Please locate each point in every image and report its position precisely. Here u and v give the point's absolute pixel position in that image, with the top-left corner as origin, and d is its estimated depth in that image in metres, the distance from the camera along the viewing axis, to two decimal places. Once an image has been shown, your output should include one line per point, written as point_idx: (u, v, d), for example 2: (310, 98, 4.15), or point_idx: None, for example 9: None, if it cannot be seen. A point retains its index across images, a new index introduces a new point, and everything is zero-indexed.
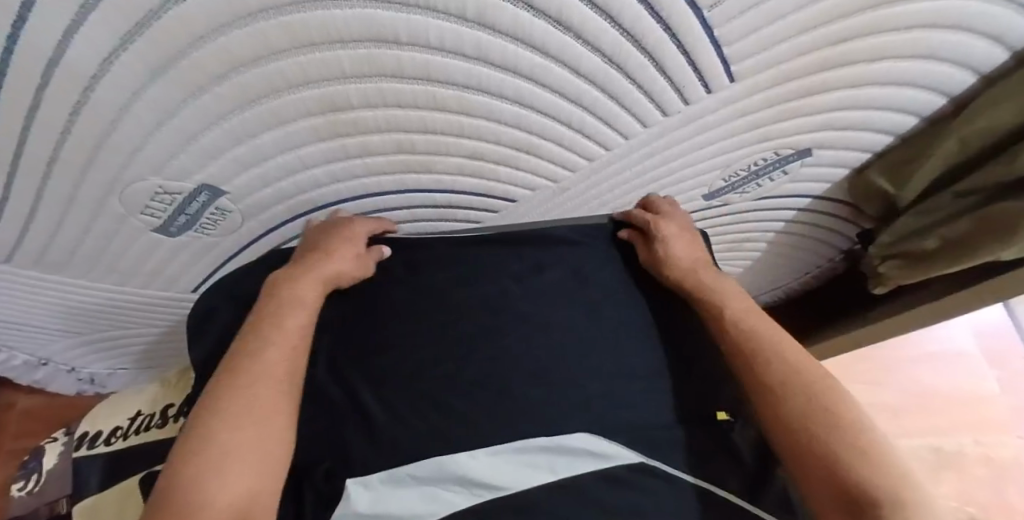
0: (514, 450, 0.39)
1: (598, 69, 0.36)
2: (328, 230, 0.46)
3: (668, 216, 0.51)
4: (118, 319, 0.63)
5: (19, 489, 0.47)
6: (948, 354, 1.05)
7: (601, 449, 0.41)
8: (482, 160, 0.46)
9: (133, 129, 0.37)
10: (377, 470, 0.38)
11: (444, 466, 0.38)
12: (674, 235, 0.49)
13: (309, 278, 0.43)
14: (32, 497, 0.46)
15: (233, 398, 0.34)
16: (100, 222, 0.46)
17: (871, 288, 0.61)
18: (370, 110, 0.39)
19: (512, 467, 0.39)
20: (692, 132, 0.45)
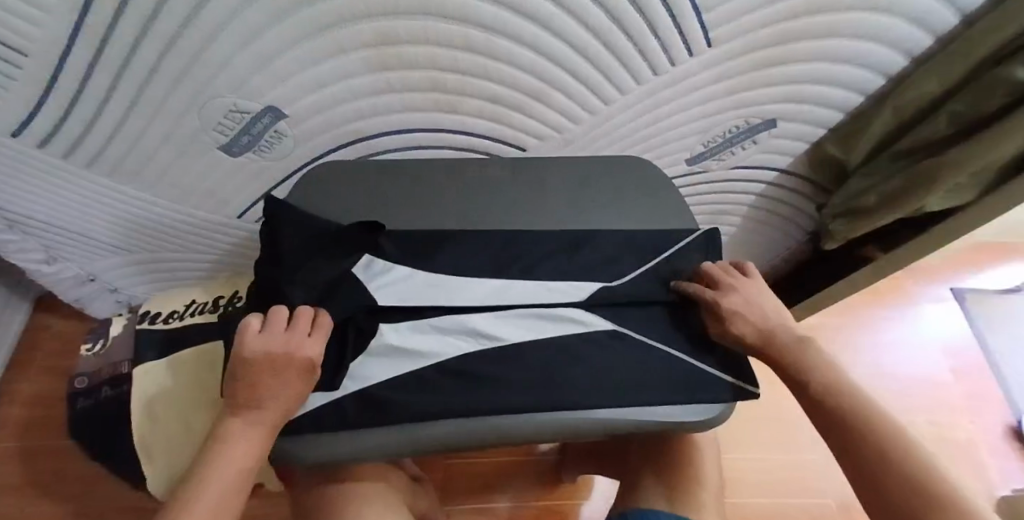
0: (511, 315, 0.43)
1: (602, 23, 0.46)
2: (271, 359, 0.34)
3: (734, 287, 0.43)
4: (166, 240, 0.71)
5: (87, 350, 0.54)
6: (911, 346, 1.14)
7: (583, 318, 0.43)
8: (499, 104, 0.55)
9: (223, 47, 0.45)
10: (405, 318, 0.42)
11: (457, 323, 0.42)
12: (741, 307, 0.42)
13: (228, 446, 0.32)
14: (100, 358, 0.53)
15: None
16: (175, 135, 0.55)
17: (825, 244, 0.71)
18: (417, 47, 0.48)
19: (512, 325, 0.43)
20: (676, 92, 0.54)
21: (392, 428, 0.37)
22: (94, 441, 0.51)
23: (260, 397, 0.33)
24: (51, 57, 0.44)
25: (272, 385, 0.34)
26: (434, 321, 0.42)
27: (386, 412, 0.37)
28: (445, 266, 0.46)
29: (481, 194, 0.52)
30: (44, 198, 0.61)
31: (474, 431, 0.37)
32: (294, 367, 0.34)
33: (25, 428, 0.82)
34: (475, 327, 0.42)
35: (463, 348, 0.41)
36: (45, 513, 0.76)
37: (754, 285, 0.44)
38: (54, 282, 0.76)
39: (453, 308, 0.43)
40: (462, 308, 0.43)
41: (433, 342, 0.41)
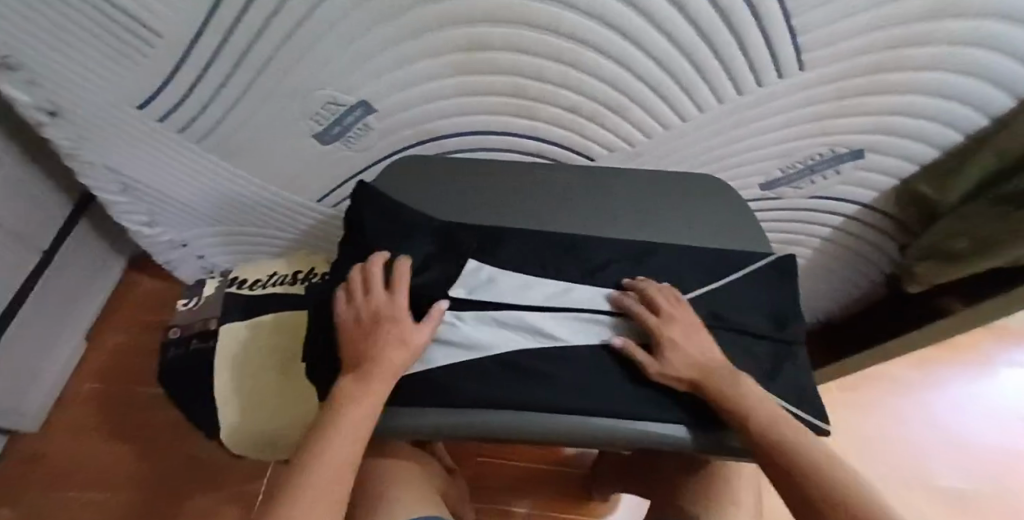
0: (574, 318, 0.43)
1: (692, 41, 0.46)
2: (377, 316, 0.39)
3: (672, 315, 0.39)
4: (252, 216, 0.77)
5: (183, 305, 0.59)
6: (990, 410, 1.05)
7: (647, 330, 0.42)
8: (576, 112, 0.57)
9: (332, 43, 0.49)
10: (470, 310, 0.43)
11: (520, 320, 0.42)
12: (683, 341, 0.38)
13: (355, 403, 0.34)
14: (191, 313, 0.58)
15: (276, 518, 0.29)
16: (275, 120, 0.59)
17: (909, 286, 0.69)
18: (505, 53, 0.50)
19: (575, 327, 0.42)
20: (759, 114, 0.54)
21: (451, 408, 0.37)
22: (175, 391, 0.55)
23: (373, 350, 0.37)
24: (186, 42, 0.50)
25: (383, 340, 0.37)
26: (497, 315, 0.43)
27: (449, 391, 0.38)
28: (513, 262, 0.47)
29: (552, 197, 0.53)
30: (156, 168, 0.68)
31: (528, 426, 0.36)
32: (400, 322, 0.39)
33: (110, 373, 0.90)
34: (537, 326, 0.42)
35: (522, 344, 0.41)
36: (120, 451, 0.84)
37: (692, 322, 0.40)
38: (152, 244, 0.83)
39: (517, 305, 0.44)
40: (525, 305, 0.44)
41: (495, 334, 0.42)
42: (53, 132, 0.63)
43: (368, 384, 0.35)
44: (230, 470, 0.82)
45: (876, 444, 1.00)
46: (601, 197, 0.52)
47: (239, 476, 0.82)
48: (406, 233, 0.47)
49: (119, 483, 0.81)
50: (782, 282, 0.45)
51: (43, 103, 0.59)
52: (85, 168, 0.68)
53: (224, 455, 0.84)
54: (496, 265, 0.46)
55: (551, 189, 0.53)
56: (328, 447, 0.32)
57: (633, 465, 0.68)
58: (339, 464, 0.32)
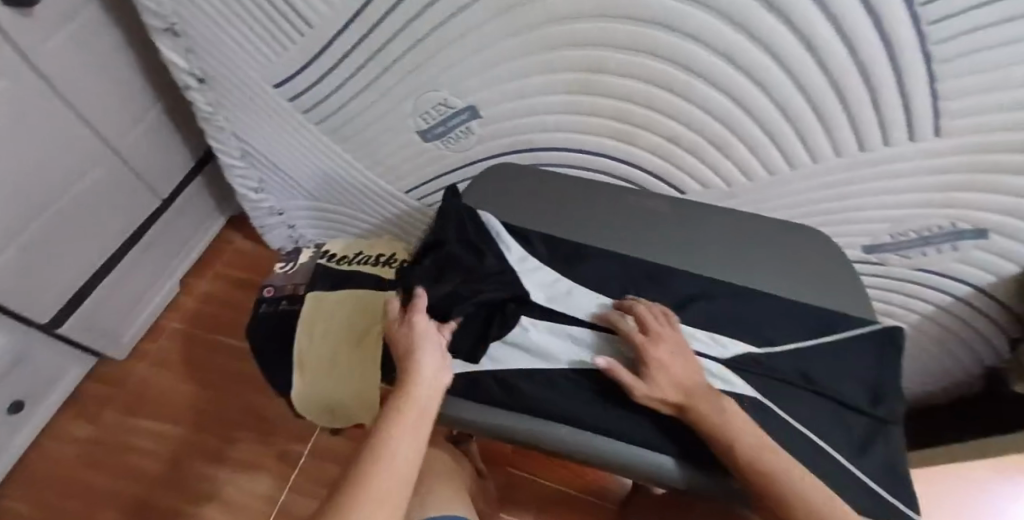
0: None
1: (820, 91, 0.45)
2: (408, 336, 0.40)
3: (661, 335, 0.38)
4: (346, 197, 0.82)
5: (280, 268, 0.64)
6: None
7: (721, 374, 0.40)
8: (676, 144, 0.56)
9: (458, 49, 0.53)
10: (542, 320, 0.43)
11: (591, 339, 0.42)
12: (666, 361, 0.36)
13: (406, 412, 0.35)
14: (285, 275, 0.63)
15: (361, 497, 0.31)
16: (388, 113, 0.63)
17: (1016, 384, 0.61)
18: (619, 78, 0.51)
19: None
20: (876, 174, 0.51)
21: (517, 412, 0.40)
22: (259, 344, 0.59)
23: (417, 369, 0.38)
24: (332, 32, 0.55)
25: (426, 354, 0.39)
26: (571, 329, 0.43)
27: (516, 396, 0.40)
28: (592, 284, 0.46)
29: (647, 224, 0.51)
30: (273, 141, 0.74)
31: (585, 445, 0.38)
32: (438, 338, 0.40)
33: (193, 318, 0.98)
34: (610, 348, 0.41)
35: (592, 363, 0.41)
36: (190, 390, 0.90)
37: (673, 336, 0.39)
38: (252, 209, 0.90)
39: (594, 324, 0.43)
40: (602, 326, 0.43)
41: (567, 349, 0.42)
42: (197, 96, 0.71)
43: (416, 394, 0.36)
44: (280, 428, 0.87)
45: None
46: (696, 231, 0.50)
47: (288, 435, 0.86)
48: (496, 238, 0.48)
49: (184, 418, 0.88)
50: (880, 355, 0.42)
51: (196, 69, 0.67)
52: (215, 131, 0.76)
53: (278, 411, 0.88)
54: (578, 283, 0.46)
55: (646, 214, 0.51)
56: (387, 455, 0.33)
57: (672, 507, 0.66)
58: (398, 474, 0.32)
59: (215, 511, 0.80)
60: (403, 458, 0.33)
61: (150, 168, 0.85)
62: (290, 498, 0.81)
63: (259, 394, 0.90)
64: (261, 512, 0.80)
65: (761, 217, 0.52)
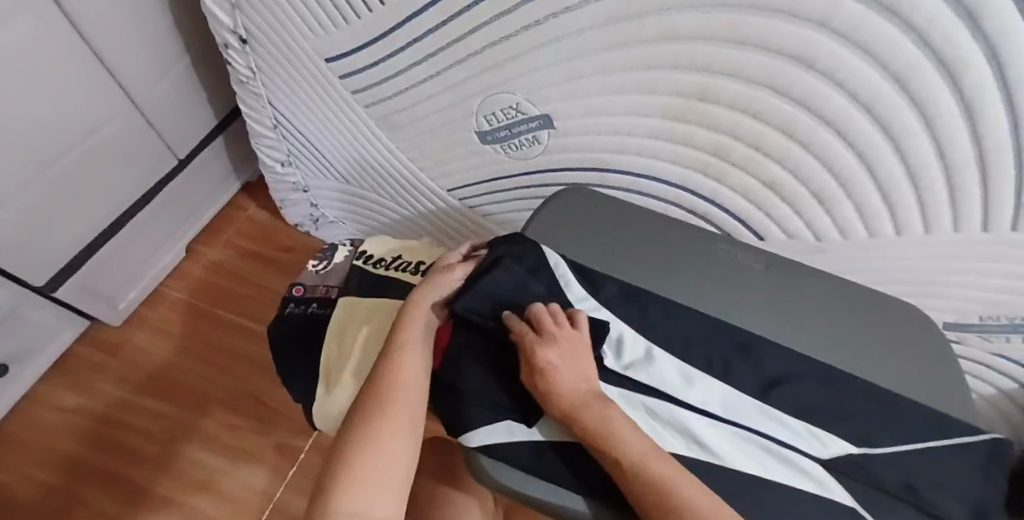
0: (734, 432, 0.37)
1: (961, 163, 0.40)
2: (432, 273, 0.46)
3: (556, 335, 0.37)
4: (383, 187, 0.75)
5: (312, 265, 0.58)
6: None
7: (815, 475, 0.36)
8: (773, 190, 0.51)
9: (549, 54, 0.47)
10: (618, 387, 0.39)
11: (672, 415, 0.38)
12: (557, 358, 0.35)
13: (407, 342, 0.40)
14: (317, 275, 0.57)
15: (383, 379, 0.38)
16: (451, 107, 0.57)
17: None
18: (726, 109, 0.46)
19: (734, 445, 0.37)
20: (991, 258, 0.46)
21: (581, 494, 0.35)
22: (281, 349, 0.53)
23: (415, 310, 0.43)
24: (408, 11, 0.49)
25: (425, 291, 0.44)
26: (651, 403, 0.38)
27: (588, 479, 0.35)
28: (679, 347, 0.41)
29: (734, 282, 0.47)
30: (313, 117, 0.68)
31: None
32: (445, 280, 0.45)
33: (197, 289, 0.92)
34: (696, 432, 0.37)
35: (672, 447, 0.37)
36: (189, 367, 0.85)
37: (573, 341, 0.37)
38: (276, 182, 0.84)
39: (674, 398, 0.38)
40: (681, 402, 0.38)
41: (644, 425, 0.38)
42: (236, 56, 0.65)
43: (410, 340, 0.40)
44: (280, 419, 0.82)
45: None
46: (787, 296, 0.46)
47: (289, 428, 0.81)
48: (564, 284, 0.43)
49: (180, 396, 0.83)
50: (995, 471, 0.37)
51: (240, 28, 0.61)
52: (251, 97, 0.70)
53: (280, 400, 0.83)
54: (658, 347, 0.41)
55: (729, 269, 0.47)
56: (393, 386, 0.37)
57: None
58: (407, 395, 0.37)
59: (205, 502, 0.75)
60: (412, 379, 0.38)
61: (173, 126, 0.78)
62: (286, 497, 0.76)
63: (262, 379, 0.85)
64: (254, 508, 0.75)
65: (856, 288, 0.47)
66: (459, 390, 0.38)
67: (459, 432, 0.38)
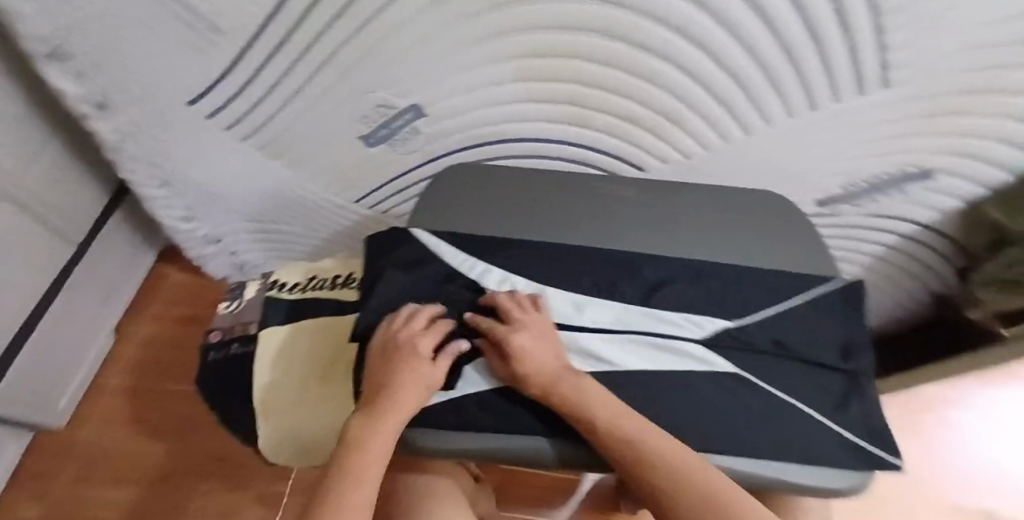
0: (627, 341, 0.41)
1: (770, 58, 0.45)
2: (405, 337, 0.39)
3: (521, 325, 0.39)
4: (289, 216, 0.76)
5: (224, 308, 0.59)
6: None
7: (703, 355, 0.40)
8: (634, 122, 0.57)
9: (393, 46, 0.49)
10: None
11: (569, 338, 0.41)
12: (528, 348, 0.38)
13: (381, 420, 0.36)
14: (231, 315, 0.58)
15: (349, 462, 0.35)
16: (326, 120, 0.58)
17: (971, 312, 0.65)
18: (563, 60, 0.50)
19: (628, 351, 0.41)
20: (824, 137, 0.53)
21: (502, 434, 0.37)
22: (213, 392, 0.55)
23: (404, 367, 0.38)
24: (249, 40, 0.49)
25: (414, 358, 0.38)
26: None
27: (506, 420, 0.38)
28: (574, 282, 0.45)
29: (614, 209, 0.52)
30: (200, 165, 0.68)
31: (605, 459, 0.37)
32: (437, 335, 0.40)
33: (136, 368, 0.90)
34: (591, 348, 0.41)
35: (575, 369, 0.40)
36: (145, 445, 0.84)
37: (540, 325, 0.40)
38: (185, 240, 0.83)
39: (568, 325, 0.42)
40: (574, 328, 0.42)
41: None
42: (99, 124, 0.64)
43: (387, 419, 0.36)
44: (252, 469, 0.82)
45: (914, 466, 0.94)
46: (662, 208, 0.52)
47: (262, 476, 0.81)
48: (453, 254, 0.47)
49: (142, 478, 0.81)
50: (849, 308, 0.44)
51: (94, 95, 0.60)
52: (129, 163, 0.69)
53: (245, 452, 0.83)
54: (548, 284, 0.45)
55: (606, 201, 0.53)
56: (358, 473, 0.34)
57: None
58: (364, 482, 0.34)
59: None
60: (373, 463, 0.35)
61: (58, 210, 0.76)
62: None
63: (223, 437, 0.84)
64: None
65: (716, 191, 0.54)
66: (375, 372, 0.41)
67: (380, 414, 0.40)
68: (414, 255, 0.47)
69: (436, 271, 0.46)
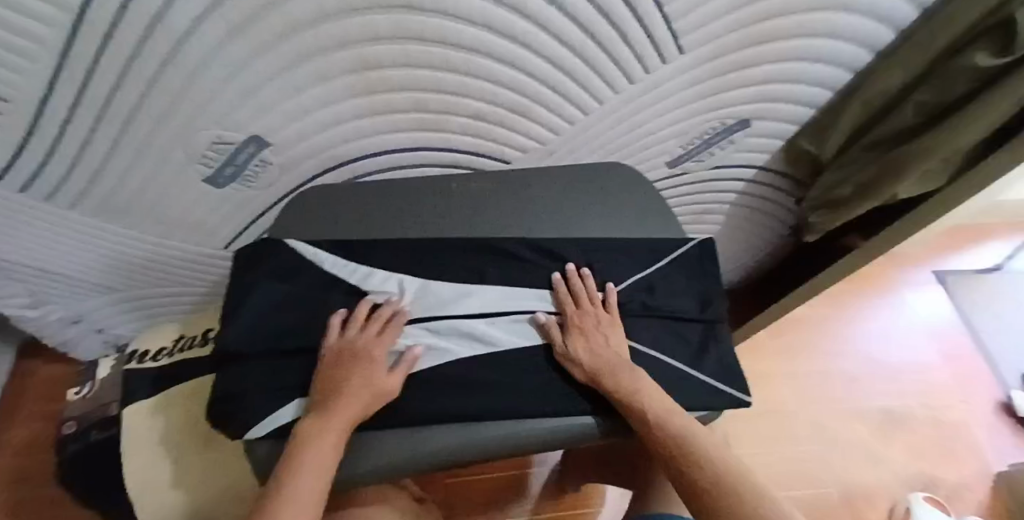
0: (508, 320, 0.45)
1: (579, 39, 0.49)
2: (352, 347, 0.40)
3: (591, 311, 0.44)
4: (153, 276, 0.70)
5: (76, 394, 0.55)
6: (912, 348, 1.11)
7: (577, 324, 0.46)
8: (482, 119, 0.57)
9: (203, 84, 0.44)
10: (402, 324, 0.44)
11: (452, 324, 0.44)
12: (592, 332, 0.43)
13: (330, 417, 0.35)
14: (89, 399, 0.54)
15: (292, 466, 0.33)
16: (159, 173, 0.53)
17: (808, 236, 0.73)
18: (389, 70, 0.48)
19: (509, 328, 0.44)
20: (651, 101, 0.58)
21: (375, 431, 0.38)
22: (84, 484, 0.51)
23: (358, 366, 0.38)
24: (31, 107, 0.42)
25: (364, 356, 0.39)
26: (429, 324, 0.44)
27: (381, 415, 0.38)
28: (447, 274, 0.47)
29: (475, 202, 0.53)
30: (30, 244, 0.60)
31: (481, 437, 0.38)
32: (387, 336, 0.41)
33: (12, 482, 0.80)
34: (477, 331, 0.43)
35: (458, 352, 0.42)
36: None
37: (605, 316, 0.45)
38: (38, 327, 0.74)
39: (449, 315, 0.44)
40: (455, 317, 0.44)
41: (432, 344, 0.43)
42: None
43: (337, 416, 0.35)
44: None
45: (818, 381, 1.04)
46: (522, 197, 0.54)
47: None
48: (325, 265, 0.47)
49: None
50: (702, 262, 0.52)
51: None
52: None
53: None
54: (428, 277, 0.47)
55: (468, 197, 0.53)
56: (295, 474, 0.32)
57: (611, 457, 0.73)
58: (311, 481, 0.32)
59: None
60: (319, 461, 0.33)
61: None
62: None
63: None
64: None
65: (566, 171, 0.56)
66: (234, 399, 0.39)
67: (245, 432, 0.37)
68: (274, 273, 0.45)
69: (305, 286, 0.45)
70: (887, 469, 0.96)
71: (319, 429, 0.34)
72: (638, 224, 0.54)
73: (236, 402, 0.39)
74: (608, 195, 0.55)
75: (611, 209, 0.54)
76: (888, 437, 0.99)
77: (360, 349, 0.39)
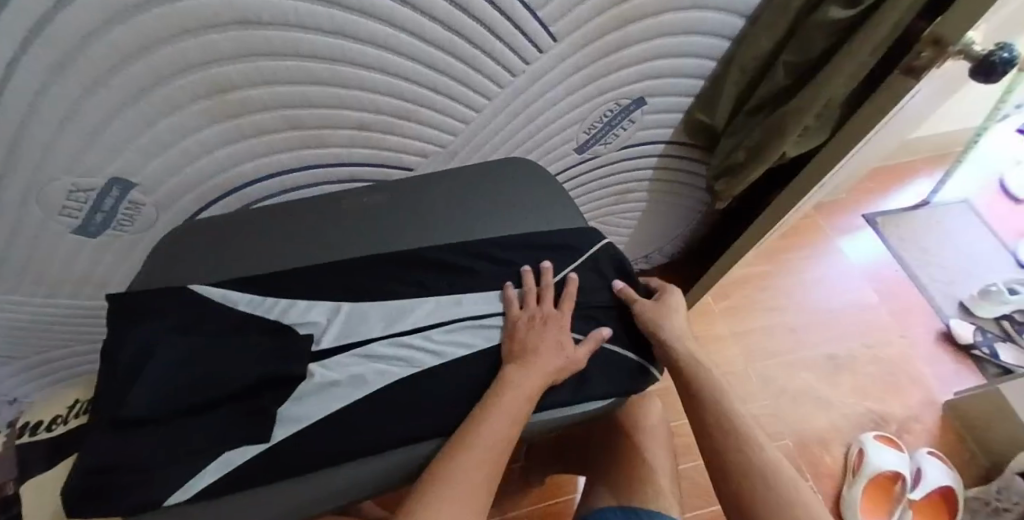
0: (445, 330, 0.44)
1: (443, 37, 0.48)
2: (538, 318, 0.44)
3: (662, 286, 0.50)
4: (47, 338, 0.66)
5: None
6: (850, 291, 1.14)
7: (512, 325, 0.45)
8: (368, 129, 0.55)
9: (39, 134, 0.41)
10: (332, 353, 0.42)
11: (384, 345, 0.42)
12: (666, 305, 0.49)
13: (528, 373, 0.39)
14: None
15: (493, 406, 0.37)
16: (19, 233, 0.49)
17: (718, 204, 0.74)
18: (251, 90, 0.46)
19: (452, 337, 0.43)
20: (539, 91, 0.57)
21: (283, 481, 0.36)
22: None
23: (548, 335, 0.43)
24: None
25: (553, 329, 0.44)
26: (361, 349, 0.42)
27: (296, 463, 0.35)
28: (337, 297, 0.45)
29: (368, 214, 0.52)
30: None
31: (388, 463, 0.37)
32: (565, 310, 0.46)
33: None
34: (414, 344, 0.42)
35: (402, 370, 0.41)
36: None
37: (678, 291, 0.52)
38: None
39: (373, 337, 0.43)
40: (387, 335, 0.43)
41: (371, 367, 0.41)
42: None
43: (535, 374, 0.39)
44: None
45: (764, 336, 1.06)
46: (418, 205, 0.52)
47: None
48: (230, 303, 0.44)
49: None
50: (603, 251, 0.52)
51: None
52: None
53: None
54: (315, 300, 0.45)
55: (360, 212, 0.52)
56: (496, 412, 0.36)
57: (564, 444, 0.73)
58: (511, 423, 0.36)
59: None
60: (517, 410, 0.37)
61: None
62: None
63: None
64: None
65: (461, 174, 0.55)
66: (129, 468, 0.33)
67: (164, 498, 0.32)
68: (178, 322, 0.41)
69: (214, 331, 0.41)
70: (840, 412, 0.99)
71: (517, 382, 0.39)
72: (539, 216, 0.53)
73: (128, 473, 0.33)
74: (506, 188, 0.55)
75: (511, 205, 0.54)
76: (837, 378, 1.03)
77: (547, 321, 0.44)
